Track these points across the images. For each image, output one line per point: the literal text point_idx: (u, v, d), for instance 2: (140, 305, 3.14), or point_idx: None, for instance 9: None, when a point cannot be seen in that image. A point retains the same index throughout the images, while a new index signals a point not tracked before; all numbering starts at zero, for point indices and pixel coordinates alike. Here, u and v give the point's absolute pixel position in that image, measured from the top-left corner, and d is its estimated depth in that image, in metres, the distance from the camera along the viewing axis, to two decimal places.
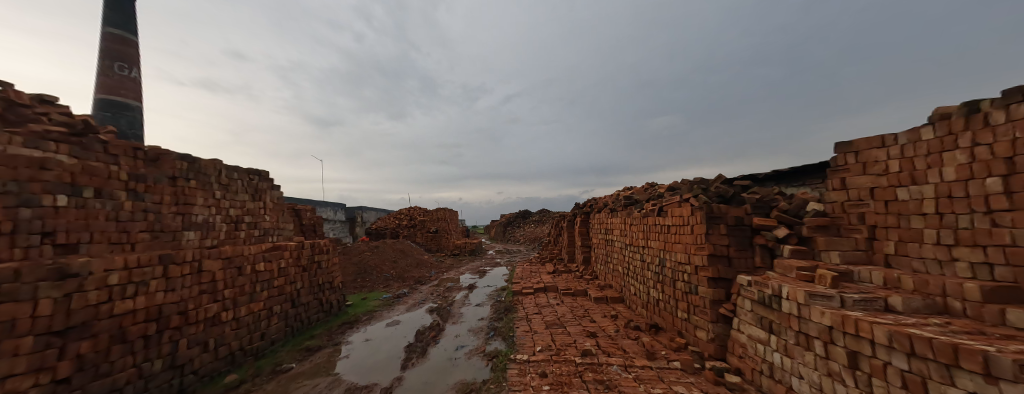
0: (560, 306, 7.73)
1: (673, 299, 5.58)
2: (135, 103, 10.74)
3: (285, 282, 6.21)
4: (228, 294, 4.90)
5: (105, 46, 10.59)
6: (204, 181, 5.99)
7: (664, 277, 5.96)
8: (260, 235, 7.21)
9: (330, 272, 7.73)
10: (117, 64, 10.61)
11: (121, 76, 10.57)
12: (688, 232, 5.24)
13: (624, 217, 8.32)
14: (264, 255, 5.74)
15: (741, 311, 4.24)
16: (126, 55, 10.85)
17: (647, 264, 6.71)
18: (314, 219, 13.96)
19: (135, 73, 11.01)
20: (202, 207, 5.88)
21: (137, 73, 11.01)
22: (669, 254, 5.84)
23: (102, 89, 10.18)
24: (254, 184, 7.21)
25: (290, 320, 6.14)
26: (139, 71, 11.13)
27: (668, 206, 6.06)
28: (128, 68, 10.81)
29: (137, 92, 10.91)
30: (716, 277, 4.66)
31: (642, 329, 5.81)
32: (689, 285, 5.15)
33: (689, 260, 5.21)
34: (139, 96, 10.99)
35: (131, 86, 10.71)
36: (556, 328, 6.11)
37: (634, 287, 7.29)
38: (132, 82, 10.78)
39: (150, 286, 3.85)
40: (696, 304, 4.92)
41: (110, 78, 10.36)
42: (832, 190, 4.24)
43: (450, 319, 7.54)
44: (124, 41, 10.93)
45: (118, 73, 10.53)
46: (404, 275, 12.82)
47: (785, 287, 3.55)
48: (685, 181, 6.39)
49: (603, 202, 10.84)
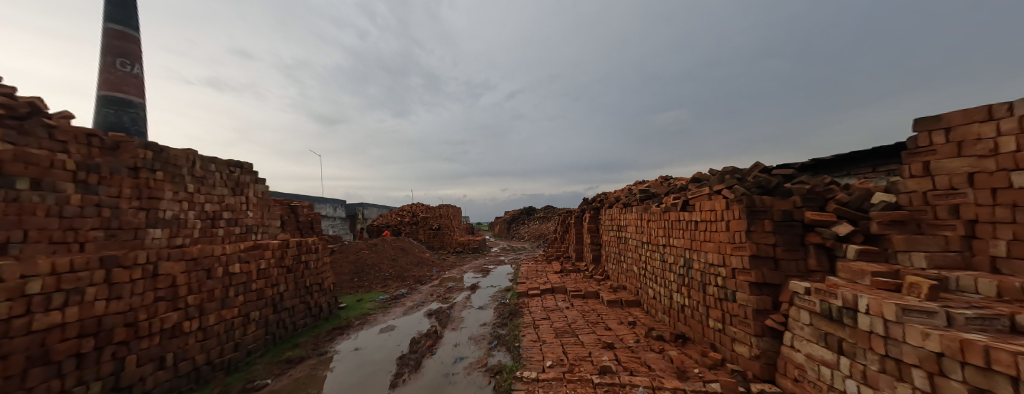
0: (570, 311, 7.02)
1: (703, 305, 4.85)
2: (138, 100, 10.23)
3: (266, 285, 5.58)
4: (194, 301, 4.30)
5: (104, 42, 9.97)
6: (173, 173, 5.38)
7: (691, 280, 5.23)
8: (241, 233, 6.60)
9: (319, 273, 7.11)
10: (119, 61, 10.09)
11: (124, 72, 10.05)
12: (724, 229, 4.50)
13: (640, 213, 7.59)
14: (240, 255, 5.12)
15: (796, 323, 3.50)
16: (128, 51, 10.28)
17: (669, 265, 5.98)
18: (311, 216, 13.38)
19: (138, 69, 10.48)
20: (171, 202, 5.28)
21: (139, 69, 10.48)
22: (697, 254, 5.11)
23: (104, 86, 9.64)
24: (235, 177, 6.61)
25: (271, 327, 5.53)
26: (141, 67, 10.61)
27: (695, 199, 5.34)
28: (130, 64, 10.27)
29: (140, 89, 10.36)
30: (760, 282, 3.94)
31: (667, 339, 5.09)
32: (725, 291, 4.42)
33: (724, 262, 4.48)
34: (142, 93, 10.47)
35: (134, 83, 10.16)
36: (568, 338, 5.41)
37: (653, 290, 6.56)
38: (135, 79, 10.25)
39: (86, 295, 3.27)
40: (734, 313, 4.20)
41: (111, 74, 9.83)
42: (909, 177, 3.43)
43: (449, 324, 6.90)
44: (126, 38, 10.35)
45: (120, 69, 10.01)
46: (404, 274, 12.22)
47: (863, 299, 2.78)
48: (713, 171, 5.65)
49: (614, 197, 10.08)
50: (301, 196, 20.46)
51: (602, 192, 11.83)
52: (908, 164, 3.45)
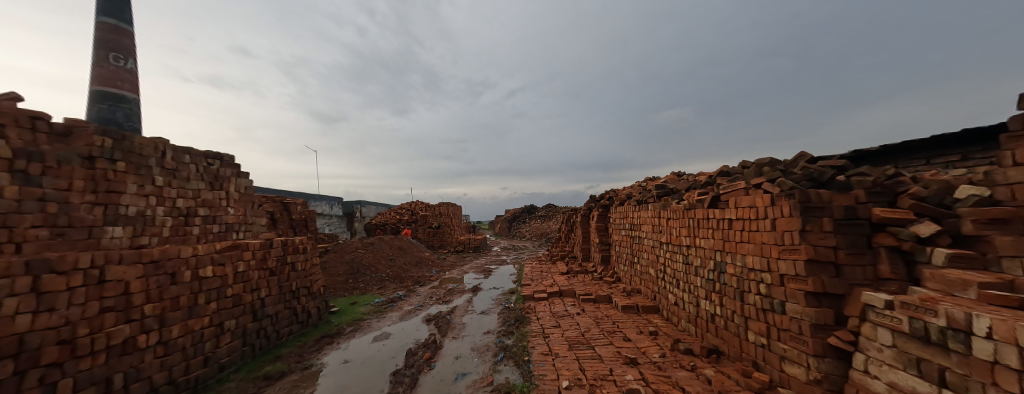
0: (581, 318, 6.42)
1: (740, 316, 4.25)
2: (133, 96, 9.57)
3: (244, 289, 4.96)
4: (153, 311, 3.67)
5: (97, 36, 9.32)
6: (138, 164, 4.76)
7: (724, 286, 4.63)
8: (220, 232, 5.97)
9: (307, 276, 6.50)
10: (112, 55, 9.41)
11: (117, 67, 9.38)
12: (769, 228, 3.89)
13: (657, 210, 6.97)
14: (214, 257, 4.53)
15: (870, 344, 2.89)
16: (123, 45, 9.62)
17: (695, 269, 5.37)
18: (305, 214, 12.81)
19: (133, 64, 9.79)
20: (134, 197, 4.66)
21: (133, 64, 9.79)
22: (733, 258, 4.49)
23: (94, 80, 8.99)
24: (213, 170, 5.99)
25: (249, 338, 4.90)
26: (136, 62, 9.92)
27: (729, 195, 4.72)
28: (124, 59, 9.59)
29: (134, 84, 9.72)
30: (819, 292, 3.33)
31: (697, 354, 4.49)
32: (771, 301, 3.81)
33: (769, 267, 3.85)
34: (137, 89, 9.83)
35: (128, 78, 9.49)
36: (583, 351, 4.79)
37: (674, 296, 5.96)
38: (130, 74, 9.59)
39: (4, 308, 2.67)
40: (784, 327, 3.59)
41: (104, 69, 9.18)
42: (1012, 166, 2.77)
43: (449, 332, 6.28)
44: (119, 31, 9.69)
45: (113, 64, 9.34)
46: (401, 275, 11.60)
47: (984, 320, 2.13)
48: (747, 164, 5.04)
49: (625, 194, 9.43)
50: (298, 193, 19.88)
51: (612, 189, 11.17)
52: (1011, 150, 2.79)
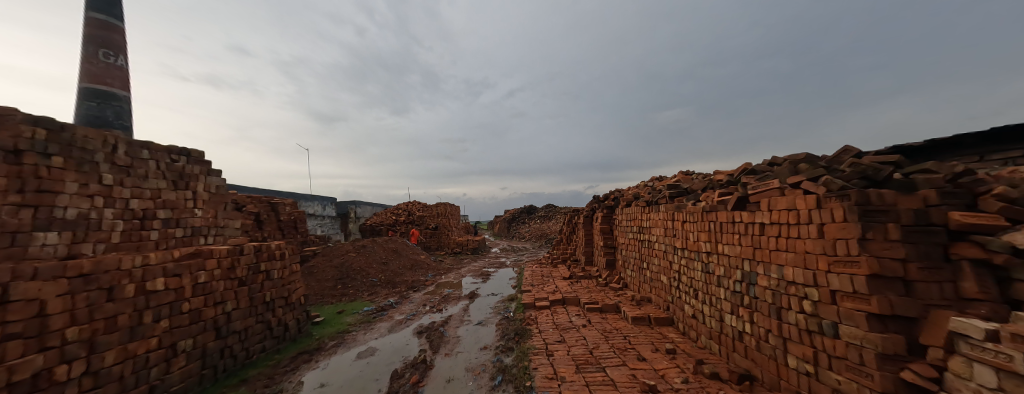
0: (588, 330, 5.82)
1: (777, 337, 3.67)
2: (124, 94, 8.82)
3: (206, 303, 4.34)
4: (78, 335, 3.06)
5: (85, 31, 8.51)
6: (81, 159, 4.13)
7: (757, 301, 4.03)
8: (185, 236, 5.33)
9: (286, 285, 5.88)
10: (103, 51, 8.60)
11: (107, 64, 8.60)
12: (816, 235, 3.28)
13: (670, 212, 6.35)
14: (167, 267, 3.92)
15: (965, 384, 2.28)
16: (115, 42, 8.84)
17: (718, 279, 4.77)
18: (293, 215, 12.33)
19: (124, 61, 9.00)
20: (75, 197, 4.03)
21: (125, 61, 9.00)
22: (768, 268, 3.89)
23: (83, 77, 8.27)
24: (178, 167, 5.37)
25: (211, 359, 4.28)
26: (127, 59, 9.11)
27: (760, 196, 4.12)
28: (115, 56, 8.78)
29: (125, 82, 8.97)
30: (887, 315, 2.72)
31: (725, 379, 3.90)
32: (819, 322, 3.22)
33: (816, 281, 3.26)
34: (128, 87, 9.06)
35: (119, 75, 8.75)
36: (593, 374, 4.20)
37: (693, 308, 5.36)
38: (121, 72, 8.85)
39: None
40: (839, 354, 3.00)
41: (93, 66, 8.40)
42: None
43: (442, 348, 5.68)
44: (110, 28, 8.87)
45: (103, 61, 8.55)
46: (394, 280, 10.95)
47: None
48: (779, 160, 4.44)
49: (633, 194, 8.80)
50: (290, 193, 19.19)
51: (618, 189, 10.57)
52: None
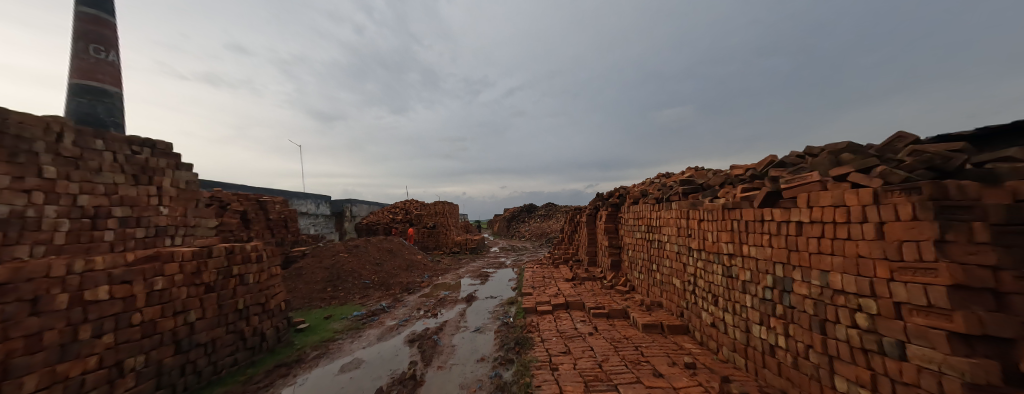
0: (595, 339, 5.30)
1: (821, 354, 3.19)
2: (116, 91, 8.24)
3: (163, 313, 3.83)
4: None
5: (75, 26, 7.92)
6: (16, 148, 3.79)
7: (795, 311, 3.52)
8: (147, 237, 4.94)
9: (263, 290, 5.35)
10: (93, 47, 8.02)
11: (98, 59, 8.02)
12: (874, 237, 2.75)
13: (683, 210, 5.82)
14: (113, 273, 3.42)
15: None
16: (108, 38, 8.24)
17: (744, 285, 4.26)
18: (284, 214, 11.79)
19: (116, 57, 8.41)
20: (8, 192, 3.67)
21: (117, 57, 8.41)
22: (809, 274, 3.37)
23: (73, 73, 7.70)
24: (139, 159, 5.04)
25: (167, 378, 3.76)
26: (118, 55, 8.51)
27: (796, 191, 3.59)
28: (107, 52, 8.21)
29: (118, 79, 8.38)
30: (977, 336, 2.16)
31: None
32: (879, 339, 2.71)
33: (874, 291, 2.74)
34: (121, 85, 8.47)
35: (111, 72, 8.16)
36: None
37: (712, 315, 4.85)
38: (114, 68, 8.26)
39: None
40: (907, 380, 2.49)
41: (83, 61, 7.82)
42: None
43: (435, 358, 5.18)
44: (101, 23, 8.22)
45: (94, 56, 7.97)
46: (387, 282, 10.44)
47: None
48: (814, 150, 3.89)
49: (640, 192, 8.26)
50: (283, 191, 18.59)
51: (623, 186, 10.04)
52: None
